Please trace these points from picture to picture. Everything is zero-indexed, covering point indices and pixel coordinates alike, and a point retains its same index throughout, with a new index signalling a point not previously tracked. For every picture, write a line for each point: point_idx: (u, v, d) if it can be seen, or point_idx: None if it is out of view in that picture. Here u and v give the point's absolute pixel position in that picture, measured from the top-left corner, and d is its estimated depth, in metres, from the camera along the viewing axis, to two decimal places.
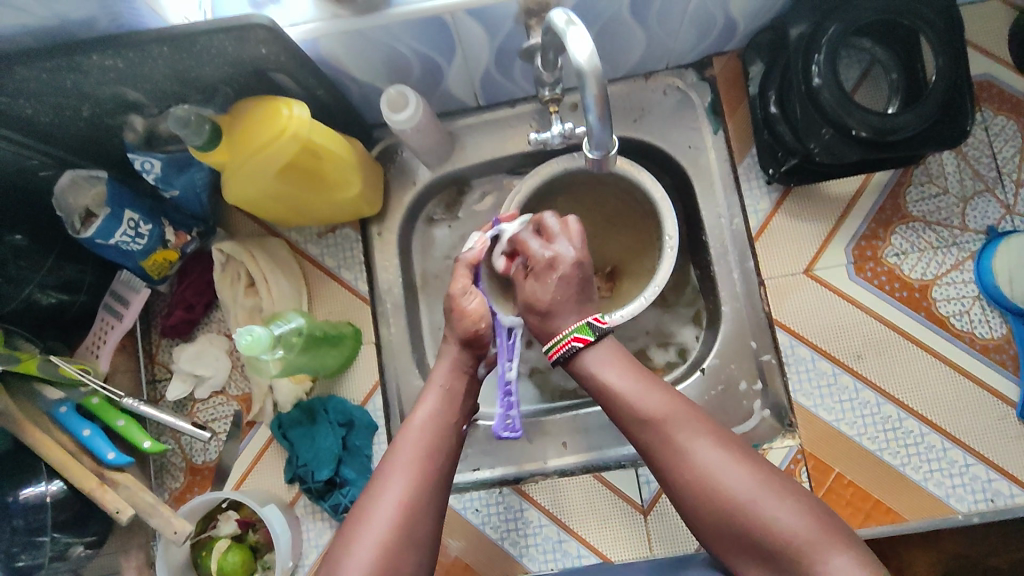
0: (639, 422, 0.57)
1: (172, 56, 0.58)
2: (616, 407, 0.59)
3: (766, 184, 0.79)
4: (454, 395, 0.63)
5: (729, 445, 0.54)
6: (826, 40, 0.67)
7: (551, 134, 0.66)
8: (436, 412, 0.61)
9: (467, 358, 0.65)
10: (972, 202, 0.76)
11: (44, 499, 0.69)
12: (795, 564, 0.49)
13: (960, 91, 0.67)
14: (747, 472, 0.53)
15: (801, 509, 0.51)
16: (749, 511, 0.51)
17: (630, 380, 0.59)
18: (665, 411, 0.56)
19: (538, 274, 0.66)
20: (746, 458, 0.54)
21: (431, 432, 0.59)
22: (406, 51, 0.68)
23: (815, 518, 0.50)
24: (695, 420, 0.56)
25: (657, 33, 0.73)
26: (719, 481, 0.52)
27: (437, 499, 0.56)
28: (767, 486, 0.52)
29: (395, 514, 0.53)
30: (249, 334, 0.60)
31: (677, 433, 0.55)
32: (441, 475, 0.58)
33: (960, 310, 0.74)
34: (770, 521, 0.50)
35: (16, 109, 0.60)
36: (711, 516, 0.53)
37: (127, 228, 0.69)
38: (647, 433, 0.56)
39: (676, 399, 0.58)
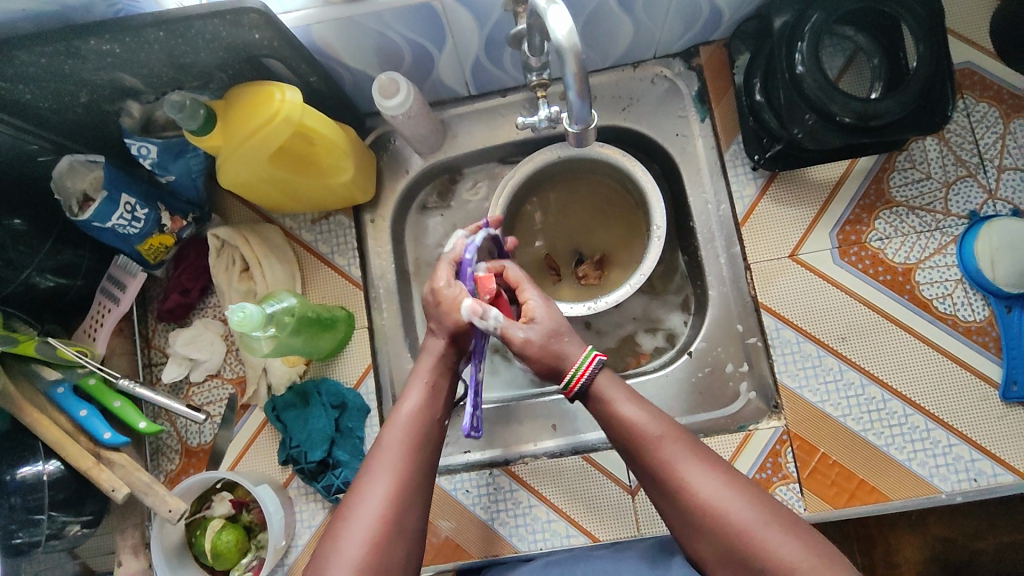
0: (642, 452, 0.57)
1: (167, 41, 0.60)
2: (620, 437, 0.59)
3: (752, 171, 0.80)
4: (439, 389, 0.62)
5: (729, 474, 0.55)
6: (809, 28, 0.68)
7: (538, 118, 0.67)
8: (420, 405, 0.60)
9: (447, 351, 0.64)
10: (955, 187, 0.77)
11: (41, 477, 0.69)
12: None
13: (941, 77, 0.69)
14: (749, 502, 0.53)
15: (799, 538, 0.51)
16: (754, 542, 0.51)
17: (635, 409, 0.59)
18: (665, 442, 0.56)
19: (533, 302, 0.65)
20: (747, 489, 0.54)
21: (416, 428, 0.58)
22: (396, 38, 0.69)
23: (816, 548, 0.50)
24: (696, 450, 0.56)
25: (644, 22, 0.75)
26: (721, 512, 0.52)
27: (421, 497, 0.56)
28: (768, 518, 0.52)
29: (381, 512, 0.53)
30: (241, 311, 0.61)
31: (678, 464, 0.55)
32: (425, 470, 0.57)
33: (943, 293, 0.75)
34: (773, 553, 0.50)
35: (15, 94, 0.62)
36: (716, 547, 0.52)
37: (124, 212, 0.70)
38: (652, 464, 0.56)
39: (679, 432, 0.58)
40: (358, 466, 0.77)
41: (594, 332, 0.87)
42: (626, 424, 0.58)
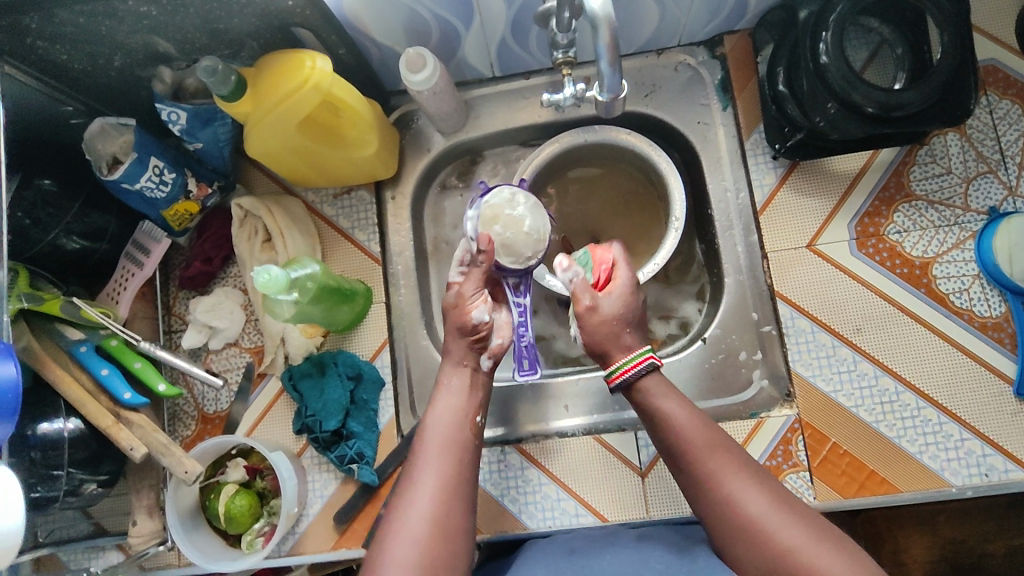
0: (691, 463, 0.61)
1: (203, 5, 0.61)
2: (671, 447, 0.63)
3: (772, 160, 0.81)
4: (466, 391, 0.67)
5: (774, 490, 0.58)
6: (833, 18, 0.68)
7: (563, 96, 0.68)
8: (449, 408, 0.65)
9: (464, 352, 0.68)
10: (975, 182, 0.77)
11: (62, 434, 0.70)
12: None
13: (964, 70, 0.69)
14: (795, 521, 0.55)
15: (843, 556, 0.53)
16: (795, 556, 0.53)
17: (691, 424, 0.62)
18: (717, 456, 0.60)
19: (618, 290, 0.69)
20: (794, 509, 0.56)
21: (448, 429, 0.64)
22: (425, 13, 0.70)
23: (862, 563, 0.52)
24: (745, 466, 0.59)
25: (669, 7, 0.75)
26: (767, 527, 0.55)
27: (466, 493, 0.61)
28: (813, 536, 0.54)
29: (426, 507, 0.58)
30: (266, 273, 0.63)
31: (726, 478, 0.59)
32: (465, 467, 0.62)
33: (960, 288, 0.75)
34: (820, 570, 0.52)
35: (52, 53, 0.63)
36: (755, 561, 0.55)
37: (152, 174, 0.72)
38: (700, 478, 0.60)
39: (727, 446, 0.61)
40: (370, 438, 0.78)
41: None
42: (679, 435, 0.62)
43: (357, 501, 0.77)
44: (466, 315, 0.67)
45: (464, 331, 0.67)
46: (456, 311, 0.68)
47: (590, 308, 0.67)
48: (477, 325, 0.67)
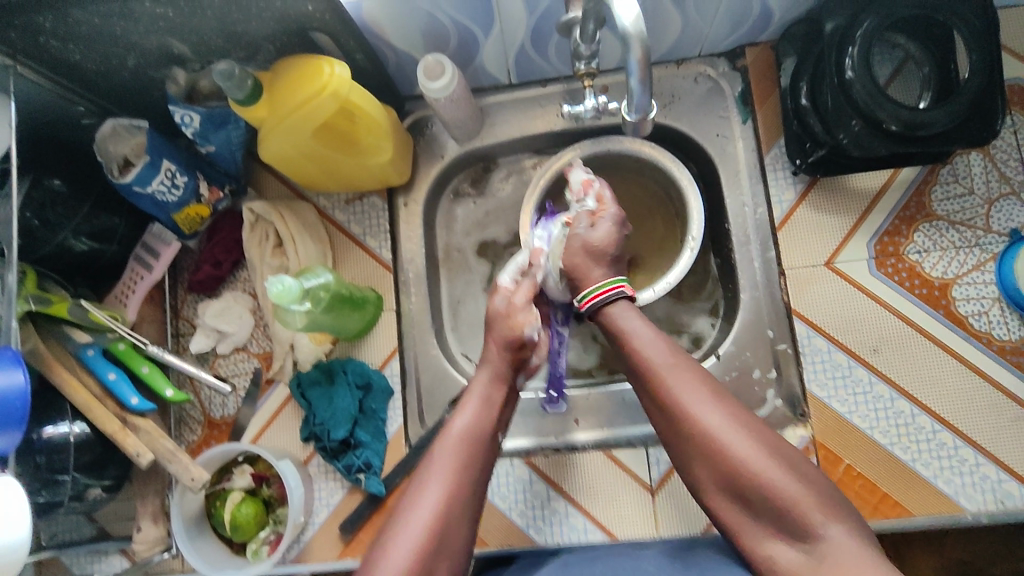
0: (652, 379, 0.60)
1: (220, 8, 0.59)
2: (632, 363, 0.62)
3: (792, 176, 0.79)
4: (492, 403, 0.65)
5: (737, 408, 0.58)
6: (860, 33, 0.67)
7: (584, 108, 0.67)
8: (473, 421, 0.63)
9: (505, 367, 0.66)
10: (997, 204, 0.76)
11: (67, 439, 0.69)
12: (799, 526, 0.53)
13: (992, 89, 0.68)
14: (752, 436, 0.56)
15: (801, 478, 0.55)
16: (756, 475, 0.55)
17: (649, 337, 0.63)
18: (680, 373, 0.60)
19: (608, 216, 0.72)
20: (753, 426, 0.57)
21: (469, 441, 0.61)
22: (445, 19, 0.69)
23: (823, 495, 0.54)
24: (708, 385, 0.59)
25: (692, 18, 0.74)
26: (726, 444, 0.56)
27: (471, 511, 0.59)
28: (767, 452, 0.56)
29: (430, 522, 0.56)
30: (279, 283, 0.62)
31: (685, 394, 0.59)
32: (478, 482, 0.60)
33: (979, 311, 0.74)
34: (775, 485, 0.54)
35: (65, 53, 0.62)
36: (714, 473, 0.57)
37: (164, 178, 0.70)
38: (657, 389, 0.60)
39: (688, 361, 0.61)
40: (378, 448, 0.77)
41: (617, 330, 0.86)
42: (640, 350, 0.62)
43: (362, 511, 0.76)
44: (518, 329, 0.67)
45: (514, 344, 0.66)
46: (506, 322, 0.67)
47: (586, 229, 0.71)
48: (528, 341, 0.67)
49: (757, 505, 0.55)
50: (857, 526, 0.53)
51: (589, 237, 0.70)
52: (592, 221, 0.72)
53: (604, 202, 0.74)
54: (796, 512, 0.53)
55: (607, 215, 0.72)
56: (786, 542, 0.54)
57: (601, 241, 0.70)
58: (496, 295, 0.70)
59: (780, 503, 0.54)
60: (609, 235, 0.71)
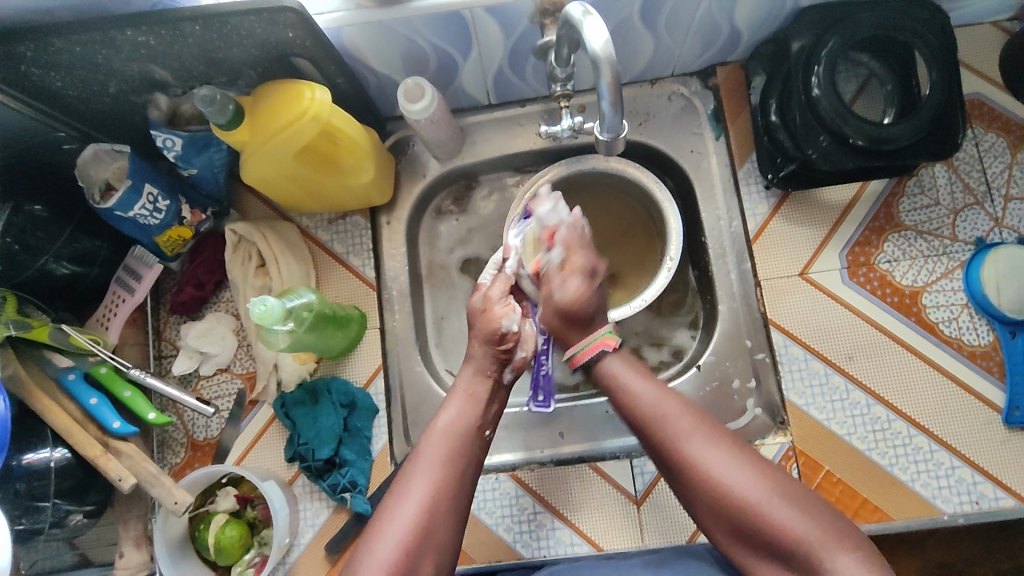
0: (651, 427, 0.61)
1: (202, 36, 0.61)
2: (630, 414, 0.63)
3: (764, 189, 0.82)
4: (477, 399, 0.66)
5: (737, 449, 0.59)
6: (824, 53, 0.70)
7: (561, 128, 0.69)
8: (458, 415, 0.64)
9: (490, 362, 0.67)
10: (962, 214, 0.78)
11: (48, 465, 0.69)
12: (808, 564, 0.53)
13: (952, 107, 0.71)
14: (754, 476, 0.57)
15: (807, 513, 0.55)
16: (761, 514, 0.55)
17: (645, 387, 0.63)
18: (679, 420, 0.60)
19: (577, 275, 0.68)
20: (755, 464, 0.57)
21: (454, 436, 0.62)
22: (424, 44, 0.71)
23: (828, 523, 0.54)
24: (707, 429, 0.60)
25: (665, 39, 0.76)
26: (730, 487, 0.56)
27: (459, 503, 0.60)
28: (772, 491, 0.56)
29: (418, 513, 0.57)
30: (262, 304, 0.63)
31: (686, 440, 0.59)
32: (464, 476, 0.61)
33: (949, 317, 0.76)
34: (782, 526, 0.54)
35: (46, 81, 0.63)
36: (724, 523, 0.57)
37: (146, 202, 0.71)
38: (660, 441, 0.60)
39: (684, 404, 0.62)
40: (363, 466, 0.77)
41: None
42: (636, 399, 0.63)
43: (348, 530, 0.76)
44: (495, 322, 0.68)
45: (492, 339, 0.67)
46: (484, 317, 0.69)
47: (558, 289, 0.67)
48: (507, 333, 0.67)
49: (768, 548, 0.55)
50: (863, 549, 0.53)
51: (560, 298, 0.67)
52: (562, 278, 0.68)
53: (571, 249, 0.70)
54: (805, 551, 0.53)
55: (576, 270, 0.68)
56: None
57: (571, 302, 0.67)
58: (475, 292, 0.72)
59: (787, 542, 0.54)
60: (580, 293, 0.67)
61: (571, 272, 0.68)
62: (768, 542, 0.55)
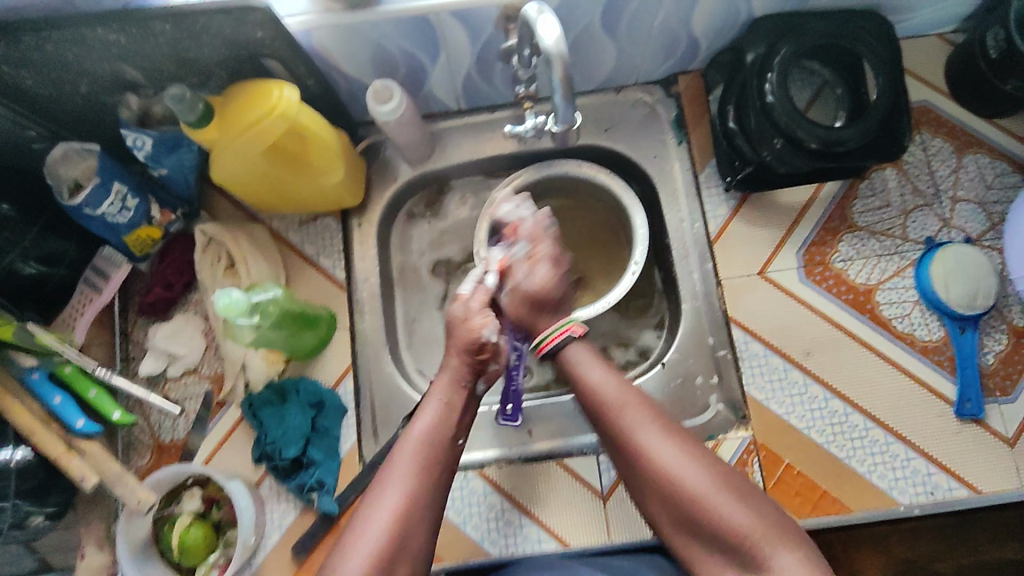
0: (606, 418, 0.63)
1: (173, 35, 0.62)
2: (586, 401, 0.64)
3: (724, 192, 0.85)
4: (453, 407, 0.65)
5: (690, 443, 0.60)
6: (777, 61, 0.74)
7: (525, 128, 0.71)
8: (433, 425, 0.63)
9: (465, 373, 0.66)
10: (913, 215, 0.82)
11: (8, 464, 0.68)
12: (748, 557, 0.55)
13: (899, 110, 0.74)
14: (704, 470, 0.58)
15: (752, 508, 0.56)
16: (707, 507, 0.56)
17: (604, 378, 0.64)
18: (633, 410, 0.62)
19: (543, 262, 0.72)
20: (705, 459, 0.59)
21: (429, 446, 0.62)
22: (393, 48, 0.73)
23: (770, 521, 0.56)
24: (660, 422, 0.61)
25: (626, 47, 0.80)
26: (678, 480, 0.58)
27: (430, 515, 0.60)
28: (719, 486, 0.57)
29: (376, 549, 0.57)
30: (227, 296, 0.64)
31: (640, 433, 0.61)
32: (438, 485, 0.62)
33: (902, 314, 0.79)
34: (725, 520, 0.56)
35: (16, 78, 0.64)
36: (670, 512, 0.59)
37: (115, 200, 0.72)
38: (615, 429, 0.62)
39: (640, 395, 0.63)
40: (331, 465, 0.77)
41: None
42: (594, 387, 0.64)
43: (316, 531, 0.75)
44: (475, 332, 0.66)
45: (471, 349, 0.65)
46: (464, 326, 0.67)
47: (526, 277, 0.71)
48: (486, 344, 0.66)
49: (709, 539, 0.57)
50: (808, 554, 0.55)
51: (527, 284, 0.71)
52: (530, 267, 0.72)
53: (536, 241, 0.74)
54: (747, 546, 0.55)
55: (543, 257, 0.72)
56: (736, 570, 0.56)
57: (539, 288, 0.70)
58: (454, 302, 0.70)
59: (730, 535, 0.56)
60: (548, 280, 0.71)
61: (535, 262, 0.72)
62: (709, 533, 0.57)
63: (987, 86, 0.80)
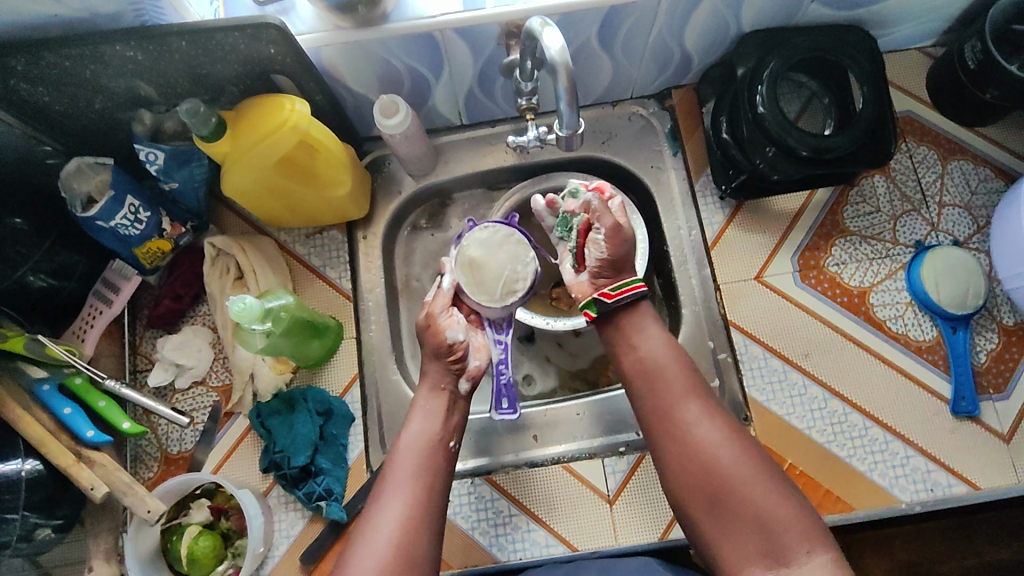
0: (659, 391, 0.67)
1: (188, 51, 0.65)
2: (639, 377, 0.68)
3: (719, 201, 0.87)
4: (435, 413, 0.68)
5: (736, 428, 0.64)
6: (767, 74, 0.76)
7: (527, 138, 0.74)
8: (421, 432, 0.66)
9: (443, 376, 0.69)
10: (902, 219, 0.84)
11: (19, 474, 0.68)
12: (778, 543, 0.57)
13: (886, 118, 0.77)
14: (747, 456, 0.62)
15: (787, 498, 0.59)
16: (744, 487, 0.60)
17: (661, 354, 0.68)
18: (686, 391, 0.66)
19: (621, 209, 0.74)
20: (747, 445, 0.63)
21: (419, 452, 0.64)
22: (398, 64, 0.76)
23: (805, 516, 0.58)
24: (710, 403, 0.65)
25: (622, 63, 0.83)
26: (721, 460, 0.61)
27: (435, 516, 0.61)
28: (760, 472, 0.61)
29: (395, 534, 0.59)
30: (241, 302, 0.66)
31: (692, 411, 0.65)
32: (434, 490, 0.63)
33: (895, 315, 0.82)
34: (761, 505, 0.59)
35: (33, 95, 0.66)
36: (705, 490, 0.62)
37: (127, 213, 0.73)
38: (666, 402, 0.66)
39: (693, 378, 0.67)
40: (339, 474, 0.78)
41: (568, 352, 0.90)
42: (649, 361, 0.68)
43: (324, 540, 0.75)
44: (441, 334, 0.70)
45: (442, 352, 0.69)
46: (430, 332, 0.71)
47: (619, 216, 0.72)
48: (453, 343, 0.69)
49: (739, 521, 0.59)
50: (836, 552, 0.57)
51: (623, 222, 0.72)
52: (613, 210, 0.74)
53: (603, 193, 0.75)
54: (777, 529, 0.57)
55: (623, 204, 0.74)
56: (762, 560, 0.57)
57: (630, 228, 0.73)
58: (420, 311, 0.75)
59: (763, 519, 0.58)
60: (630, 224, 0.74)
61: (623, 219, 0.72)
62: (742, 516, 0.59)
63: (967, 96, 0.83)
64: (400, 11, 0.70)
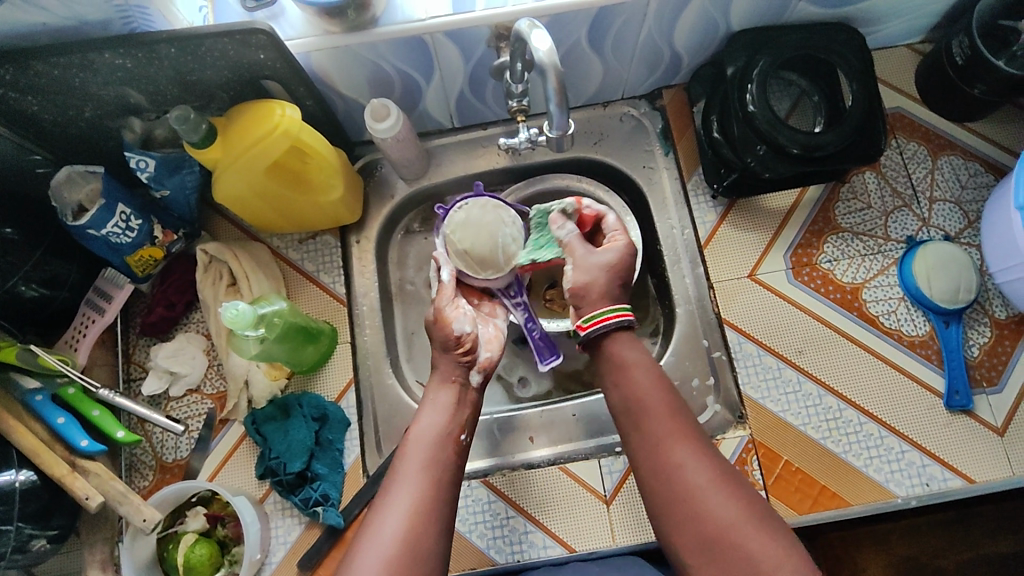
0: (643, 427, 0.64)
1: (177, 58, 0.64)
2: (624, 409, 0.65)
3: (711, 200, 0.88)
4: (447, 404, 0.68)
5: (724, 468, 0.61)
6: (756, 73, 0.77)
7: (518, 140, 0.74)
8: (433, 424, 0.66)
9: (454, 367, 0.70)
10: (893, 215, 0.85)
11: (13, 485, 0.67)
12: None
13: (874, 115, 0.77)
14: (736, 497, 0.59)
15: (779, 542, 0.57)
16: (734, 534, 0.57)
17: (645, 383, 0.65)
18: (670, 427, 0.63)
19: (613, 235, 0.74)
20: (736, 486, 0.60)
21: (430, 444, 0.64)
22: (389, 68, 0.76)
23: (797, 558, 0.56)
24: (696, 440, 0.62)
25: (612, 64, 0.83)
26: (710, 505, 0.59)
27: (446, 507, 0.61)
28: (749, 517, 0.58)
29: (402, 527, 0.58)
30: (234, 308, 0.66)
31: (679, 449, 0.62)
32: (445, 483, 0.62)
33: (888, 310, 0.82)
34: (751, 551, 0.56)
35: (23, 104, 0.66)
36: (694, 535, 0.59)
37: (119, 220, 0.73)
38: (650, 438, 0.63)
39: (678, 413, 0.64)
40: (336, 479, 0.77)
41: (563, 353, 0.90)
42: (634, 392, 0.65)
43: (322, 545, 0.75)
44: (451, 327, 0.71)
45: (451, 345, 0.70)
46: (438, 326, 0.71)
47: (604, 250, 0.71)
48: (462, 335, 0.70)
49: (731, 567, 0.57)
50: None
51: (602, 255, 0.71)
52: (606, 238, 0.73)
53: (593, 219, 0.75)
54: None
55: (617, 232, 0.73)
56: None
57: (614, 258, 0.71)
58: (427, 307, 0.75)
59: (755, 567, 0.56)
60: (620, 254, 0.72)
61: (614, 248, 0.71)
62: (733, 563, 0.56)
63: (956, 91, 0.84)
64: (389, 15, 0.70)
